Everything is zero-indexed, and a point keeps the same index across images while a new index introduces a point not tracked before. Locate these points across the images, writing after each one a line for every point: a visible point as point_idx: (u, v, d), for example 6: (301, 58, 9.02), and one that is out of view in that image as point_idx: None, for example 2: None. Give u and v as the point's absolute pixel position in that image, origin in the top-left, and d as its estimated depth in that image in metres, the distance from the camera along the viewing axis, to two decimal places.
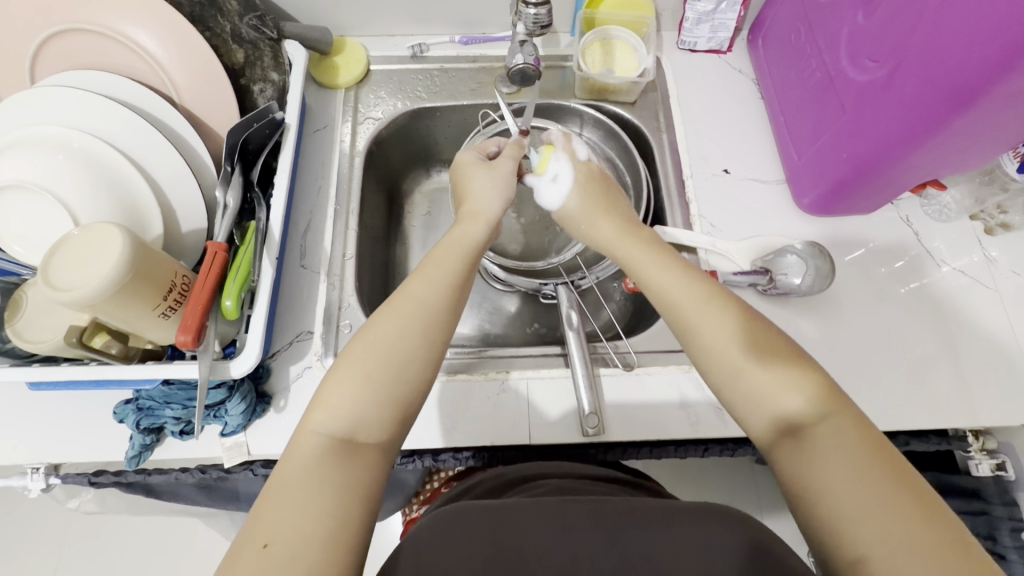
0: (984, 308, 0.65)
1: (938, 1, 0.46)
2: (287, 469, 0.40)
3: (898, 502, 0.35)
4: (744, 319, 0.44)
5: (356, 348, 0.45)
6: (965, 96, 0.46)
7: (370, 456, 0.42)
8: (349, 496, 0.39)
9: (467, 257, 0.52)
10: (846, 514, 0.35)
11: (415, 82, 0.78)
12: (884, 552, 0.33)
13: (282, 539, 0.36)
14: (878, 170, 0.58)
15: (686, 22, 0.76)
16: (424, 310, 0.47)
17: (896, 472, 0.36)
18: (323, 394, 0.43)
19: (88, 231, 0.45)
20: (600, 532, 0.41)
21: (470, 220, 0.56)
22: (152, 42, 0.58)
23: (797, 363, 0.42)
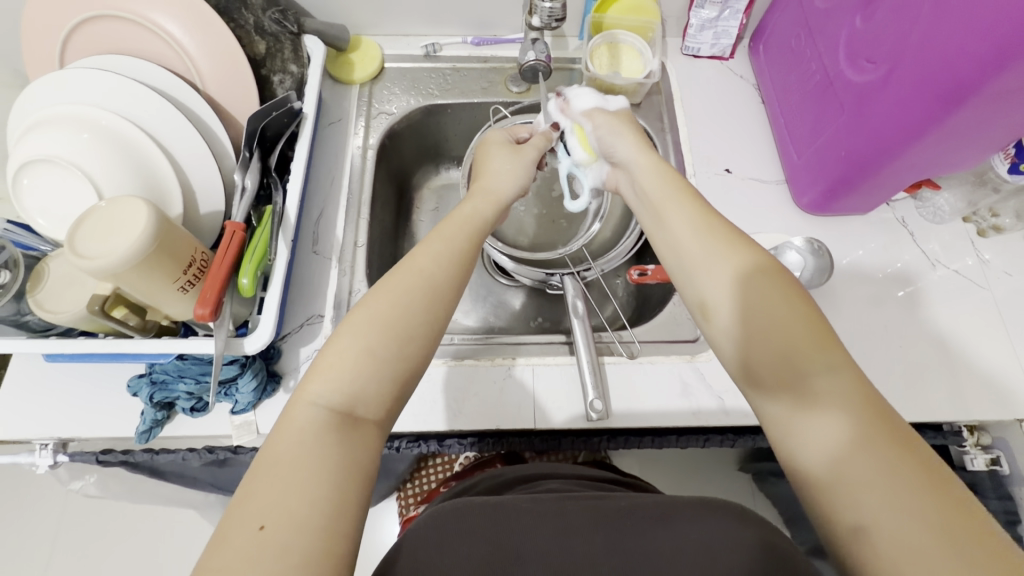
0: (977, 306, 0.67)
1: (932, 4, 0.49)
2: (281, 444, 0.38)
3: (899, 465, 0.35)
4: (752, 277, 0.44)
5: (358, 319, 0.43)
6: (957, 94, 0.49)
7: (368, 435, 0.41)
8: (346, 475, 0.38)
9: (473, 232, 0.53)
10: (846, 479, 0.36)
11: (428, 80, 0.80)
12: (883, 517, 0.34)
13: (279, 520, 0.34)
14: (876, 167, 0.60)
15: (690, 28, 0.79)
16: (426, 282, 0.46)
17: (899, 436, 0.37)
18: (320, 366, 0.41)
19: (114, 204, 0.47)
20: (600, 536, 0.39)
21: (483, 198, 0.57)
22: (179, 30, 0.60)
23: (804, 322, 0.41)
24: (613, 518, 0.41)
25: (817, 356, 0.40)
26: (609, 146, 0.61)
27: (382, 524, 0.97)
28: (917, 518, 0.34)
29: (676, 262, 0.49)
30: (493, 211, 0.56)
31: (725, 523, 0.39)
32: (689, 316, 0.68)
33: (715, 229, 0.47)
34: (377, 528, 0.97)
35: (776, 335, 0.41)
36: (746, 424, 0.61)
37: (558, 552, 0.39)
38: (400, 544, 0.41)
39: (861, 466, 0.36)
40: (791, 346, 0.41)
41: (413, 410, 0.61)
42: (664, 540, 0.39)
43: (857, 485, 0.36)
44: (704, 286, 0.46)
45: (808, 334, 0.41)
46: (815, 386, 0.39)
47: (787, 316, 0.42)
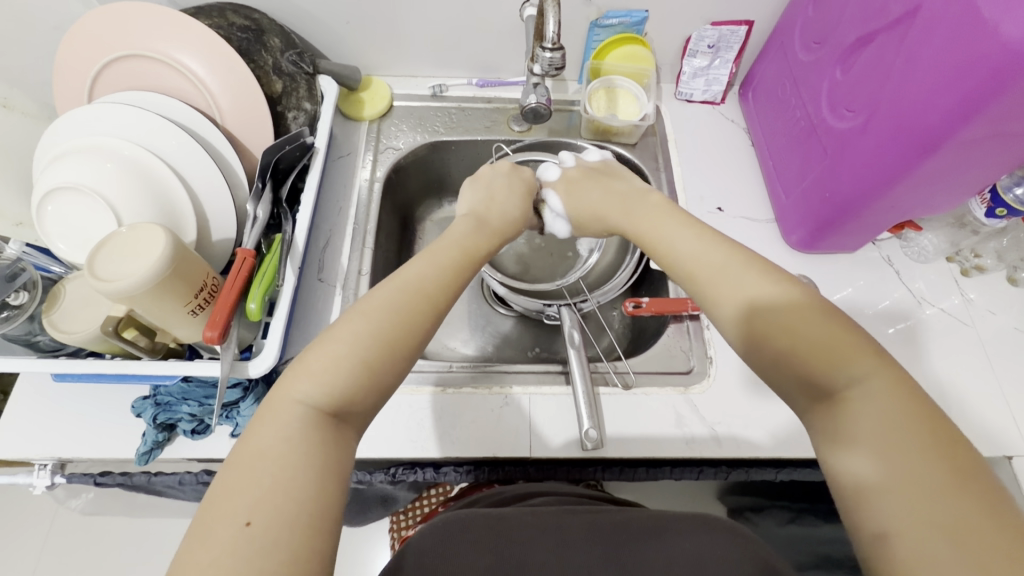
0: (964, 345, 0.69)
1: (903, 60, 0.52)
2: (263, 439, 0.38)
3: (930, 478, 0.34)
4: (773, 291, 0.43)
5: (350, 324, 0.43)
6: (930, 142, 0.52)
7: (349, 436, 0.41)
8: (325, 475, 0.37)
9: (466, 252, 0.53)
10: (871, 489, 0.35)
11: (434, 118, 0.84)
12: (909, 529, 0.33)
13: (264, 516, 0.34)
14: (860, 209, 0.63)
15: (683, 75, 0.84)
16: (420, 297, 0.46)
17: (934, 450, 0.35)
18: (307, 362, 0.41)
19: (133, 231, 0.49)
20: (595, 551, 0.41)
21: (491, 235, 0.57)
22: (201, 69, 0.64)
23: (832, 334, 0.40)
24: (606, 538, 0.42)
25: (846, 373, 0.39)
26: None
27: (373, 555, 0.95)
28: (944, 533, 0.32)
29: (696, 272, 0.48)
30: (492, 243, 0.57)
31: (713, 545, 0.40)
32: (683, 349, 0.70)
33: (737, 251, 0.47)
34: (367, 560, 0.95)
35: (802, 345, 0.40)
36: (737, 457, 0.62)
37: (560, 561, 0.40)
38: (404, 550, 0.42)
39: (888, 479, 0.35)
40: (822, 358, 0.40)
41: (411, 436, 0.62)
42: (659, 551, 0.40)
43: (883, 496, 0.34)
44: (737, 299, 0.44)
45: (838, 345, 0.40)
46: (847, 398, 0.38)
47: (817, 328, 0.41)
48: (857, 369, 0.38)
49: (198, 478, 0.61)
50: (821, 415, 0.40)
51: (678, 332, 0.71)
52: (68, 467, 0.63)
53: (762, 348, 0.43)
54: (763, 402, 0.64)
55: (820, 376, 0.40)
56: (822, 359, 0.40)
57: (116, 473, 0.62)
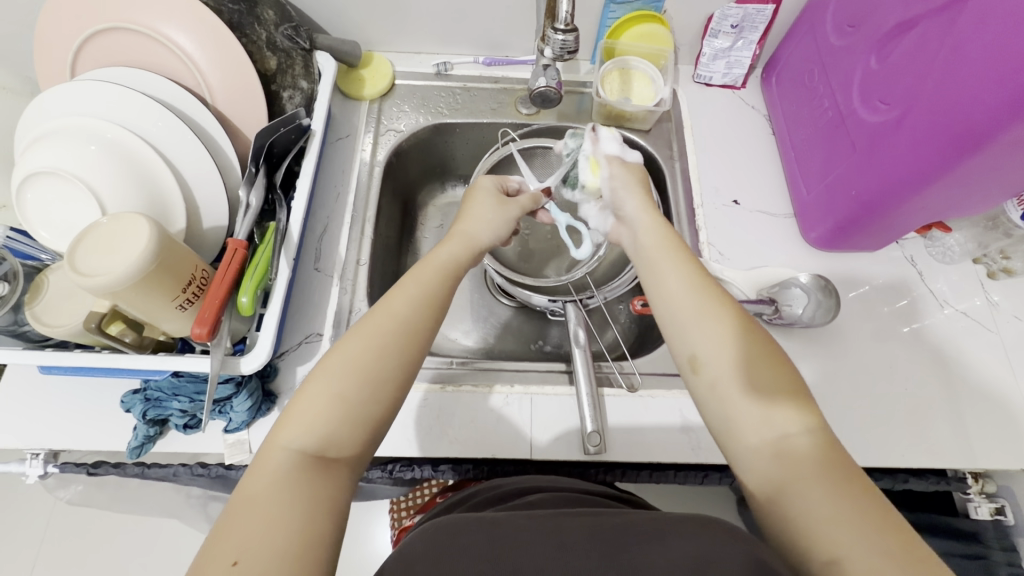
0: (986, 351, 0.66)
1: (948, 51, 0.48)
2: (249, 487, 0.37)
3: (864, 511, 0.36)
4: (735, 333, 0.45)
5: (334, 362, 0.42)
6: (970, 141, 0.48)
7: (342, 476, 0.39)
8: (316, 515, 0.36)
9: (445, 272, 0.51)
10: (816, 521, 0.36)
11: (438, 98, 0.80)
12: (855, 557, 0.34)
13: (252, 557, 0.33)
14: (887, 209, 0.60)
15: (703, 57, 0.79)
16: (400, 325, 0.45)
17: (862, 488, 0.37)
18: (294, 408, 0.41)
19: (114, 221, 0.47)
20: (595, 554, 0.37)
21: (455, 243, 0.55)
22: (190, 44, 0.60)
23: (779, 379, 0.43)
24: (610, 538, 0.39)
25: (791, 416, 0.41)
26: (618, 201, 0.60)
27: (374, 536, 0.95)
28: (887, 559, 0.33)
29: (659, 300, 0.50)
30: (456, 253, 0.54)
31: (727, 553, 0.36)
32: None
33: (704, 289, 0.48)
34: (368, 540, 0.95)
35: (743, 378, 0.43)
36: None
37: (556, 565, 0.37)
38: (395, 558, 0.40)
39: (829, 512, 0.36)
40: (768, 400, 0.42)
41: (408, 434, 0.60)
42: (661, 553, 0.37)
43: (830, 528, 0.36)
44: (694, 343, 0.46)
45: (784, 391, 0.42)
46: (789, 440, 0.40)
47: (751, 362, 0.44)
48: (800, 415, 0.41)
49: (191, 470, 0.60)
50: (762, 457, 0.41)
51: None
52: (63, 455, 0.61)
53: (722, 389, 0.44)
54: None
55: (767, 419, 0.41)
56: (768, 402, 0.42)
57: (110, 463, 0.61)
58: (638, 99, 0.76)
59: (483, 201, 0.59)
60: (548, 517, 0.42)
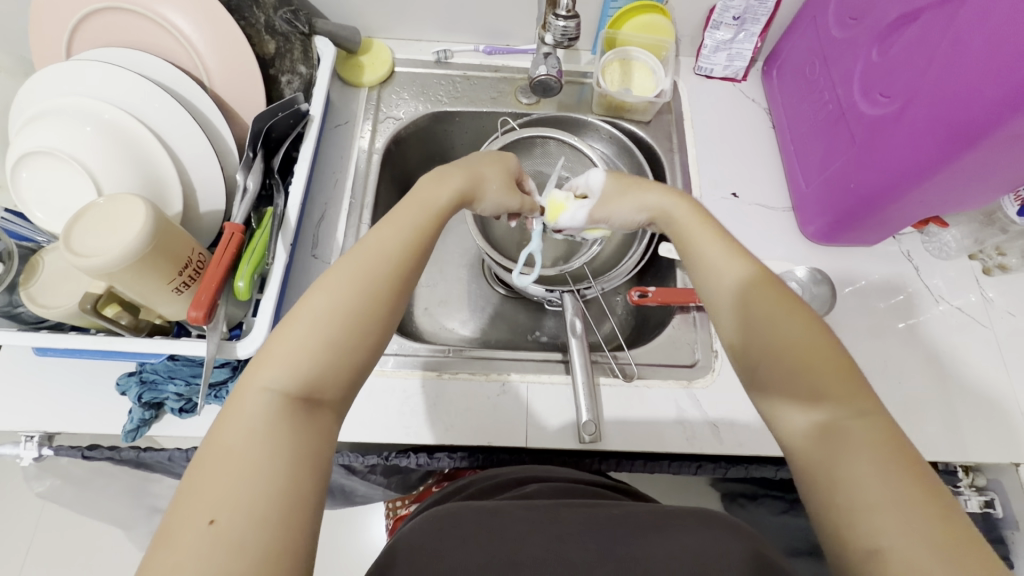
0: (980, 346, 0.66)
1: (948, 44, 0.48)
2: (229, 433, 0.36)
3: (912, 491, 0.35)
4: (786, 313, 0.44)
5: (314, 305, 0.42)
6: (970, 134, 0.48)
7: (324, 422, 0.39)
8: (300, 467, 0.36)
9: (432, 217, 0.50)
10: (859, 497, 0.36)
11: (438, 87, 0.80)
12: (898, 540, 0.34)
13: (229, 513, 0.33)
14: (885, 202, 0.60)
15: (704, 49, 0.79)
16: (383, 267, 0.45)
17: (915, 469, 0.37)
18: (271, 349, 0.40)
19: (110, 202, 0.46)
20: (593, 542, 0.38)
21: (449, 189, 0.53)
22: (188, 26, 0.60)
23: (828, 354, 0.42)
24: (605, 526, 0.39)
25: (835, 391, 0.40)
26: (607, 216, 0.61)
27: (370, 524, 0.96)
28: (934, 548, 0.33)
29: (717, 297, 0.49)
30: (453, 200, 0.53)
31: (724, 548, 0.36)
32: (688, 341, 0.67)
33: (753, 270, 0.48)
34: (364, 530, 0.95)
35: (798, 361, 0.42)
36: (739, 454, 0.60)
37: (557, 560, 0.37)
38: (394, 548, 0.39)
39: (876, 489, 0.36)
40: (822, 384, 0.41)
41: (405, 422, 0.60)
42: (662, 547, 0.37)
43: (873, 504, 0.35)
44: (750, 327, 0.46)
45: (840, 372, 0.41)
46: (833, 419, 0.39)
47: (807, 348, 0.43)
48: (841, 391, 0.40)
49: (188, 455, 0.60)
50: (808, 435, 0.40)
51: (684, 322, 0.68)
52: (57, 439, 0.61)
53: (765, 366, 0.44)
54: None
55: (809, 397, 0.41)
56: (819, 372, 0.41)
57: (105, 447, 0.60)
58: (636, 91, 0.76)
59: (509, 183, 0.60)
60: (551, 508, 0.41)
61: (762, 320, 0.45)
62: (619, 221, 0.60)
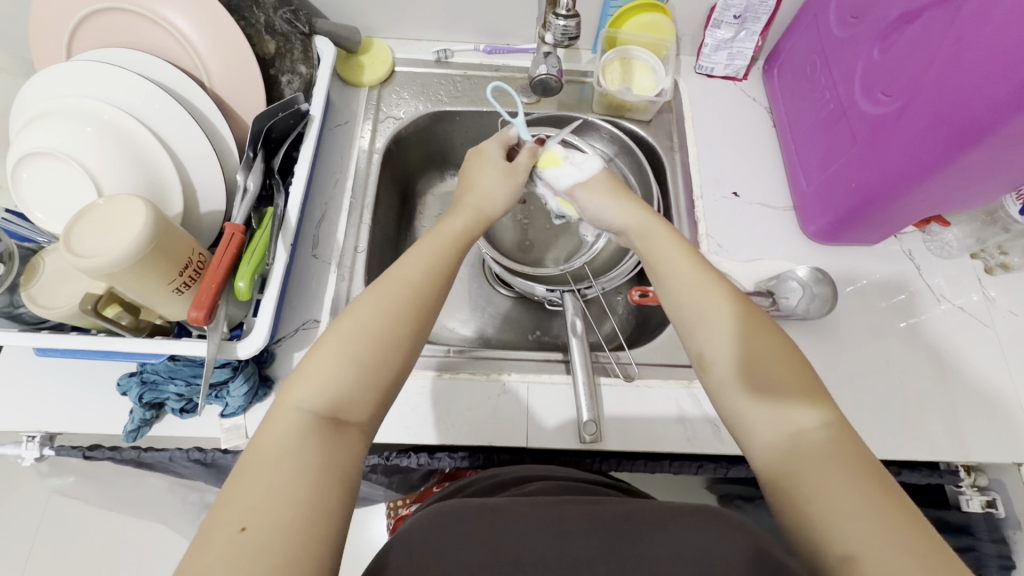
0: (982, 346, 0.66)
1: (951, 43, 0.48)
2: (263, 447, 0.37)
3: (881, 501, 0.36)
4: (750, 328, 0.45)
5: (345, 326, 0.42)
6: (971, 134, 0.48)
7: (353, 439, 0.40)
8: (327, 480, 0.36)
9: (451, 241, 0.51)
10: (834, 508, 0.36)
11: (438, 86, 0.80)
12: (873, 549, 0.34)
13: (259, 523, 0.33)
14: (886, 201, 0.60)
15: (705, 47, 0.79)
16: (414, 291, 0.45)
17: (879, 479, 0.38)
18: (305, 368, 0.41)
19: (112, 202, 0.46)
20: (595, 540, 0.38)
21: (466, 214, 0.55)
22: (188, 26, 0.60)
23: (801, 373, 0.43)
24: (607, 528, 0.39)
25: (804, 406, 0.41)
26: (596, 215, 0.59)
27: (371, 523, 0.96)
28: (906, 556, 0.34)
29: (676, 308, 0.49)
30: (470, 226, 0.54)
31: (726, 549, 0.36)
32: None
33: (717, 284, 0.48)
34: (365, 530, 0.95)
35: (765, 374, 0.43)
36: (740, 454, 0.60)
37: (558, 555, 0.37)
38: (391, 546, 0.39)
39: (850, 500, 0.36)
40: (789, 397, 0.42)
41: (405, 422, 0.60)
42: (662, 547, 0.37)
43: (848, 514, 0.36)
44: (710, 340, 0.46)
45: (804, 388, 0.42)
46: (802, 432, 0.40)
47: (772, 362, 0.43)
48: (812, 406, 0.41)
49: (188, 455, 0.59)
50: (777, 446, 0.40)
51: None
52: (58, 439, 0.61)
53: (733, 381, 0.44)
54: None
55: (777, 409, 0.42)
56: (786, 387, 0.42)
57: (106, 447, 0.60)
58: (636, 91, 0.76)
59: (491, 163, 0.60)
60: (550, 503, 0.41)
61: (730, 335, 0.45)
62: (588, 209, 0.60)
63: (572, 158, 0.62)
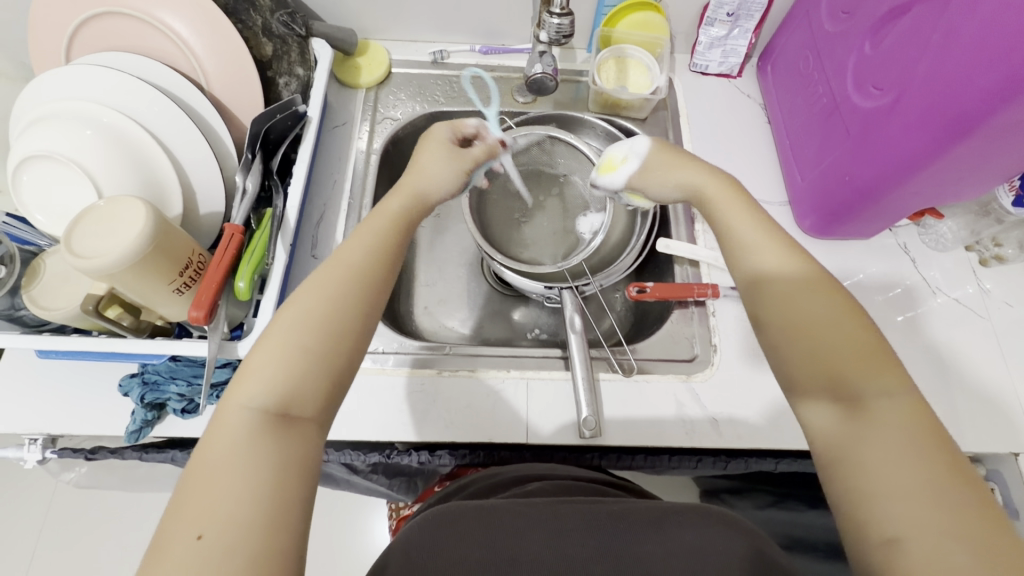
0: (978, 337, 0.66)
1: (941, 35, 0.48)
2: (218, 450, 0.36)
3: (952, 491, 0.34)
4: (829, 298, 0.43)
5: (290, 315, 0.42)
6: (964, 125, 0.48)
7: (306, 433, 0.39)
8: (285, 479, 0.36)
9: (394, 225, 0.51)
10: (890, 487, 0.35)
11: (434, 87, 0.80)
12: (923, 534, 0.33)
13: (216, 526, 0.33)
14: (879, 194, 0.60)
15: (699, 45, 0.79)
16: (356, 274, 0.45)
17: (951, 461, 0.36)
18: (249, 366, 0.39)
19: (112, 203, 0.47)
20: (593, 537, 0.38)
21: (405, 192, 0.55)
22: (186, 30, 0.60)
23: (884, 353, 0.40)
24: (606, 522, 0.39)
25: (875, 377, 0.39)
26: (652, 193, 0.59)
27: (374, 524, 0.96)
28: (959, 539, 0.33)
29: (747, 281, 0.48)
30: (407, 206, 0.54)
31: (723, 542, 0.36)
32: (687, 335, 0.68)
33: (795, 257, 0.47)
34: (367, 531, 0.95)
35: (837, 343, 0.41)
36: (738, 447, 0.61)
37: (557, 555, 0.37)
38: (393, 544, 0.39)
39: (914, 481, 0.35)
40: (863, 365, 0.40)
41: (407, 420, 0.61)
42: (661, 543, 0.37)
43: (901, 493, 0.35)
44: (790, 304, 0.44)
45: (881, 361, 0.40)
46: (875, 409, 0.38)
47: (853, 333, 0.41)
48: (890, 384, 0.39)
49: (190, 455, 0.60)
50: (841, 416, 0.39)
51: (682, 318, 0.69)
52: (60, 441, 0.62)
53: (803, 347, 0.42)
54: (766, 391, 0.63)
55: (846, 379, 0.40)
56: (856, 351, 0.41)
57: (107, 448, 0.62)
58: (632, 91, 0.76)
59: (441, 145, 0.60)
60: (550, 503, 0.41)
61: (798, 305, 0.44)
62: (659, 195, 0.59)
63: (631, 160, 0.60)
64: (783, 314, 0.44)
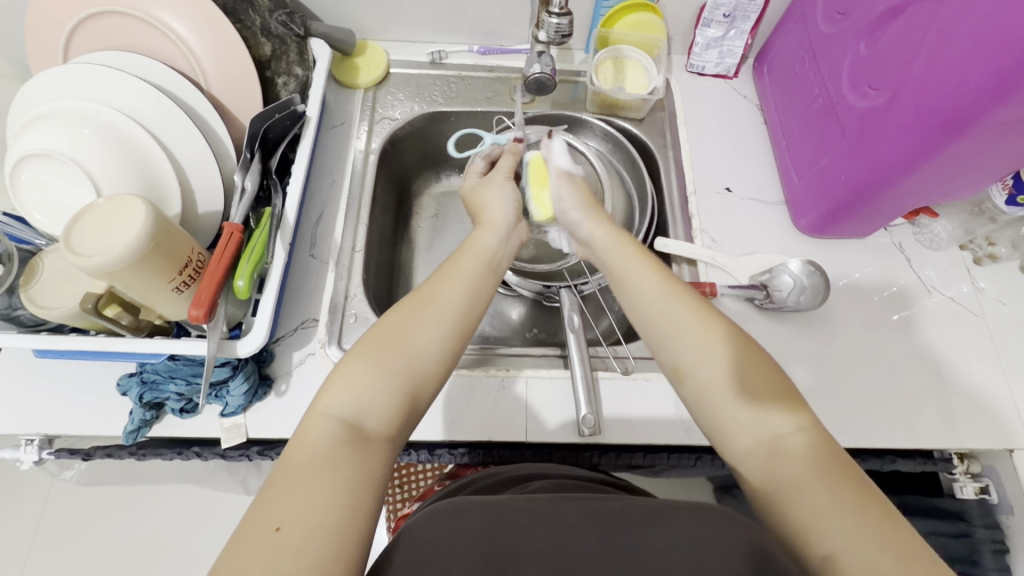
0: (973, 335, 0.67)
1: (935, 35, 0.49)
2: (302, 452, 0.39)
3: (855, 497, 0.38)
4: (722, 337, 0.47)
5: (376, 337, 0.45)
6: (958, 122, 0.49)
7: (380, 446, 0.41)
8: (357, 487, 0.38)
9: (485, 262, 0.54)
10: (808, 499, 0.39)
11: (432, 87, 0.81)
12: (850, 542, 0.36)
13: (294, 525, 0.34)
14: (875, 192, 0.61)
15: (696, 46, 0.80)
16: (444, 304, 0.48)
17: (855, 478, 0.39)
18: (337, 378, 0.43)
19: (111, 202, 0.47)
20: (593, 532, 0.38)
21: (487, 229, 0.59)
22: (184, 29, 0.60)
23: (771, 376, 0.45)
24: (606, 519, 0.39)
25: (781, 410, 0.43)
26: (565, 214, 0.66)
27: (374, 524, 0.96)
28: (881, 547, 0.35)
29: (645, 320, 0.52)
30: (498, 243, 0.57)
31: (722, 538, 0.36)
32: None
33: (682, 297, 0.51)
34: None
35: (742, 382, 0.45)
36: None
37: (557, 550, 0.37)
38: (394, 542, 0.39)
39: (821, 495, 0.38)
40: (761, 395, 0.44)
41: None
42: (660, 539, 0.37)
43: (824, 513, 0.38)
44: (675, 350, 0.48)
45: (779, 389, 0.44)
46: (779, 437, 0.42)
47: (750, 372, 0.45)
48: (785, 409, 0.43)
49: (188, 456, 0.60)
50: (753, 451, 0.42)
51: None
52: (57, 442, 0.62)
53: (709, 387, 0.46)
54: None
55: (757, 412, 0.43)
56: (756, 387, 0.44)
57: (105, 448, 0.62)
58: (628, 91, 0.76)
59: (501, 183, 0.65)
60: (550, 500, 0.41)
61: (697, 350, 0.47)
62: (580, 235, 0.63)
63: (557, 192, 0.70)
64: (689, 358, 0.47)
